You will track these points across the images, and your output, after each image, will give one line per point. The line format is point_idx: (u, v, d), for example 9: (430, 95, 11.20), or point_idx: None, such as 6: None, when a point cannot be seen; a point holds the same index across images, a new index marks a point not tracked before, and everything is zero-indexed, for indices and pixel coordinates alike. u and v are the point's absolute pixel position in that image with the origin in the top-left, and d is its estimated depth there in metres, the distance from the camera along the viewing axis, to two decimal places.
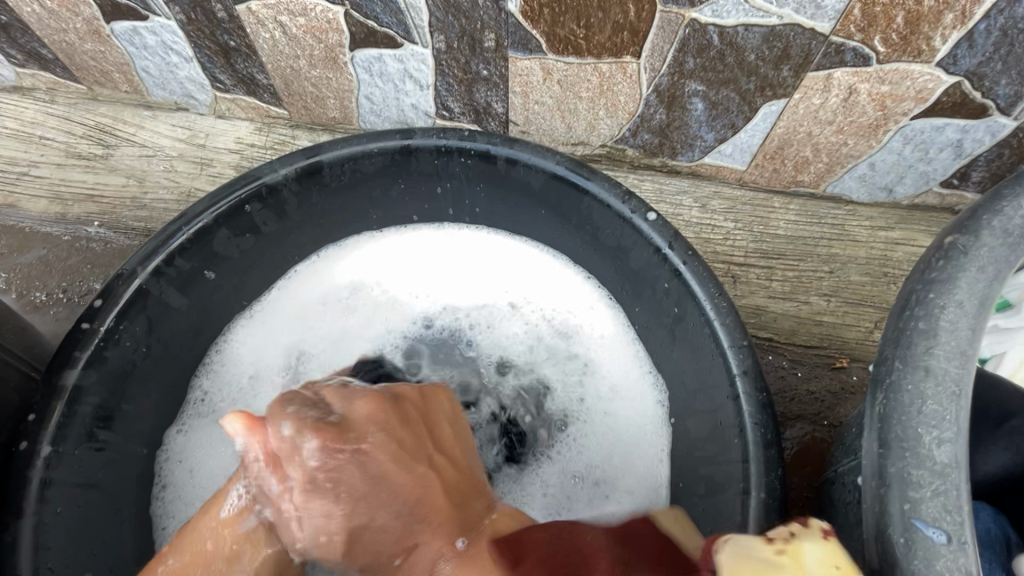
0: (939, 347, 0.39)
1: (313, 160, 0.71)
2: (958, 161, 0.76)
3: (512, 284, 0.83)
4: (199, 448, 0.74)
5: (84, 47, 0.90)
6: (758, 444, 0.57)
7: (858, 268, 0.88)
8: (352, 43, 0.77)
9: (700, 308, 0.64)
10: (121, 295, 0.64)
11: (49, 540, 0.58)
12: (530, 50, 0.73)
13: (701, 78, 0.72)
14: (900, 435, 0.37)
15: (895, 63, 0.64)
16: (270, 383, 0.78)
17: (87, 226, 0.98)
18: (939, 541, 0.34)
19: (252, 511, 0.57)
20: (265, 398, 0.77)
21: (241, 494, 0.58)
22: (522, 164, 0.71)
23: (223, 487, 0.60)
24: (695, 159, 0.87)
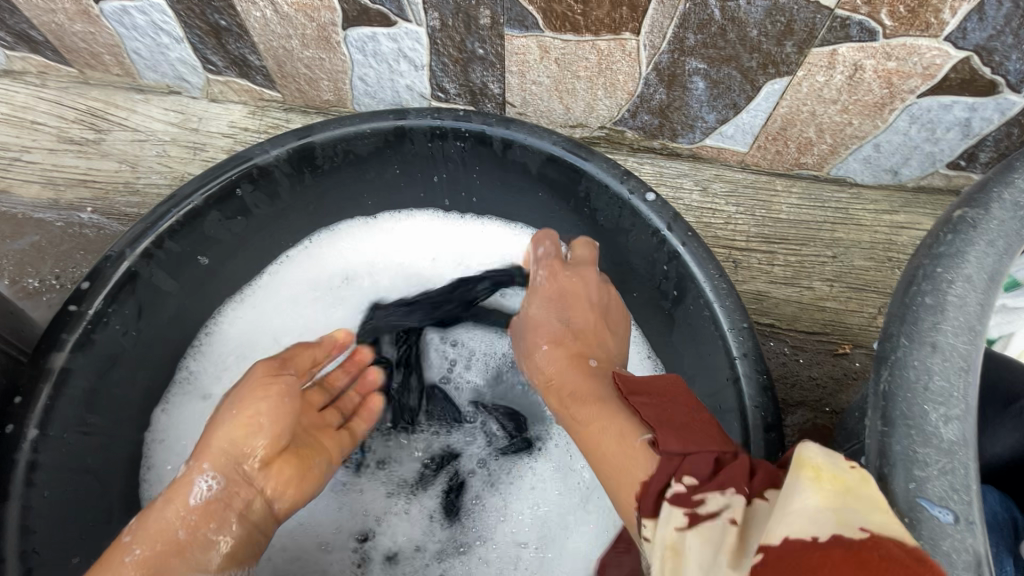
0: (947, 323, 0.37)
1: (304, 140, 0.69)
2: (966, 141, 0.74)
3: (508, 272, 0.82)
4: (186, 429, 0.73)
5: (74, 29, 0.88)
6: (759, 427, 0.56)
7: (862, 252, 0.86)
8: (345, 21, 0.76)
9: (699, 290, 0.62)
10: (110, 277, 0.63)
11: (37, 523, 0.57)
12: (526, 27, 0.71)
13: (703, 56, 0.70)
14: (905, 412, 0.36)
15: (902, 38, 0.62)
16: None
17: (79, 212, 0.97)
18: (947, 521, 0.33)
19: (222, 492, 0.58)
20: None
21: (210, 480, 0.58)
22: (518, 145, 0.69)
23: (182, 479, 0.58)
24: (696, 142, 0.85)
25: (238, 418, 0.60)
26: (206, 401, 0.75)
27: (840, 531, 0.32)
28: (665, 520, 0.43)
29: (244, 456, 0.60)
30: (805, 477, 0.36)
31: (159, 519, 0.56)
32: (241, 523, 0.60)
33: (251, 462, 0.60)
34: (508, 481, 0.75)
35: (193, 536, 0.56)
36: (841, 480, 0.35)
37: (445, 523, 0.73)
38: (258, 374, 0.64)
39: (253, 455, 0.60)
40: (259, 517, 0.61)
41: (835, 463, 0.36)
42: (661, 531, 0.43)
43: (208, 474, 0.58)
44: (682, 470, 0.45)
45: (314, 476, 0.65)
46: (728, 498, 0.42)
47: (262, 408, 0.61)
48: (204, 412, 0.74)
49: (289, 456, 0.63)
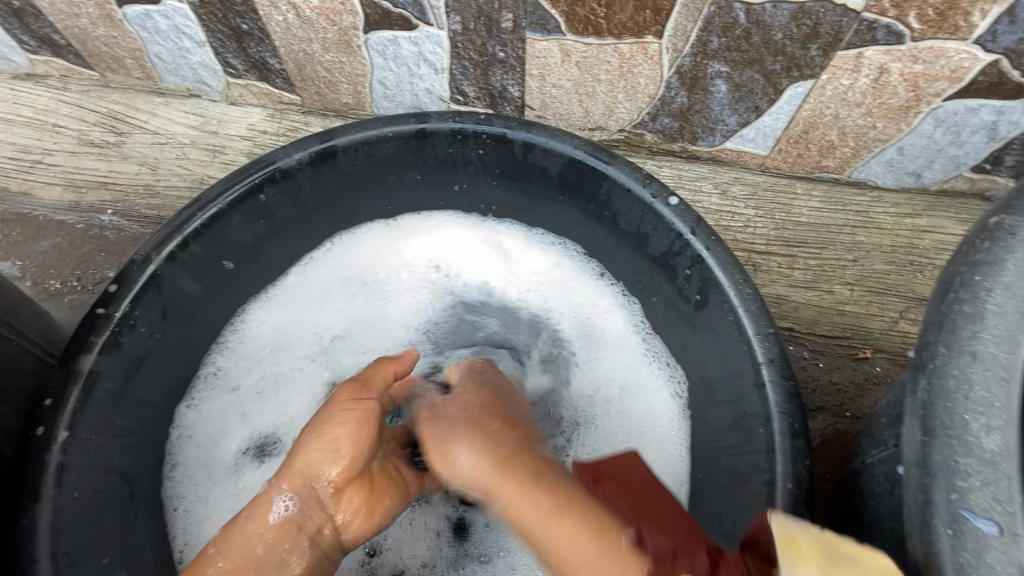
0: (986, 331, 0.36)
1: (327, 144, 0.70)
2: (992, 144, 0.74)
3: (529, 274, 0.82)
4: (212, 423, 0.74)
5: (97, 33, 0.89)
6: (785, 433, 0.56)
7: (883, 256, 0.85)
8: (367, 25, 0.76)
9: (722, 294, 0.62)
10: (137, 280, 0.64)
11: (67, 525, 0.57)
12: (548, 31, 0.71)
13: (726, 59, 0.70)
14: (945, 422, 0.36)
15: (930, 41, 0.62)
16: (292, 362, 0.78)
17: (100, 214, 0.98)
18: (990, 533, 0.32)
19: (300, 515, 0.61)
20: (287, 377, 0.78)
21: (288, 501, 0.61)
22: (539, 148, 0.69)
23: (264, 493, 0.62)
24: (716, 145, 0.85)
25: (317, 443, 0.63)
26: (235, 396, 0.75)
27: None
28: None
29: (317, 478, 0.62)
30: (790, 557, 0.40)
31: (242, 534, 0.59)
32: (313, 547, 0.61)
33: (326, 484, 0.62)
34: None
35: (269, 554, 0.59)
36: (817, 551, 0.40)
37: (451, 540, 0.73)
38: (341, 397, 0.66)
39: (327, 478, 0.62)
40: (330, 543, 0.63)
41: (807, 534, 0.41)
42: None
43: (286, 494, 0.61)
44: (676, 569, 0.44)
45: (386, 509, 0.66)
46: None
47: (339, 433, 0.63)
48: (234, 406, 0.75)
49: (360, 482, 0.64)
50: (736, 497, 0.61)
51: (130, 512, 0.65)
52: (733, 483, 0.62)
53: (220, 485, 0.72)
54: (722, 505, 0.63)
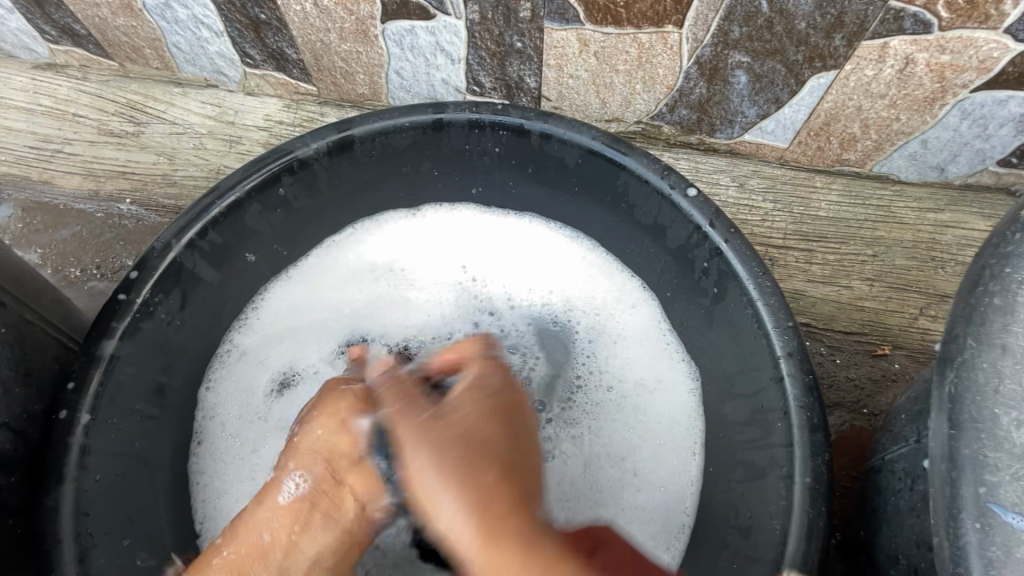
0: (1018, 324, 0.36)
1: (344, 134, 0.70)
2: (1019, 138, 0.72)
3: (552, 268, 0.82)
4: (235, 402, 0.75)
5: (117, 23, 0.90)
6: (804, 427, 0.55)
7: (904, 251, 0.84)
8: (384, 15, 0.76)
9: (741, 287, 0.62)
10: (157, 267, 0.64)
11: (90, 506, 0.58)
12: (566, 20, 0.71)
13: (747, 49, 0.69)
14: (974, 416, 0.35)
15: (959, 30, 0.61)
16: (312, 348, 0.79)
17: (119, 203, 0.99)
18: (1020, 528, 0.32)
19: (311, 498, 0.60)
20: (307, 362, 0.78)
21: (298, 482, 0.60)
22: (557, 139, 0.69)
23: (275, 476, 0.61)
24: (734, 137, 0.84)
25: (324, 416, 0.62)
26: (256, 375, 0.77)
27: None
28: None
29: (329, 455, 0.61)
30: None
31: (252, 520, 0.59)
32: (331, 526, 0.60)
33: (337, 456, 0.61)
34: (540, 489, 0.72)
35: (276, 539, 0.59)
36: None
37: None
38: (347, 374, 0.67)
39: (340, 452, 0.61)
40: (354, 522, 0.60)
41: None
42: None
43: (296, 475, 0.60)
44: None
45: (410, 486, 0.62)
46: None
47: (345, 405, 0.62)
48: (256, 388, 0.76)
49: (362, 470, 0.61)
50: (752, 491, 0.61)
51: (150, 496, 0.66)
52: (750, 477, 0.62)
53: (236, 465, 0.73)
54: (738, 498, 0.63)
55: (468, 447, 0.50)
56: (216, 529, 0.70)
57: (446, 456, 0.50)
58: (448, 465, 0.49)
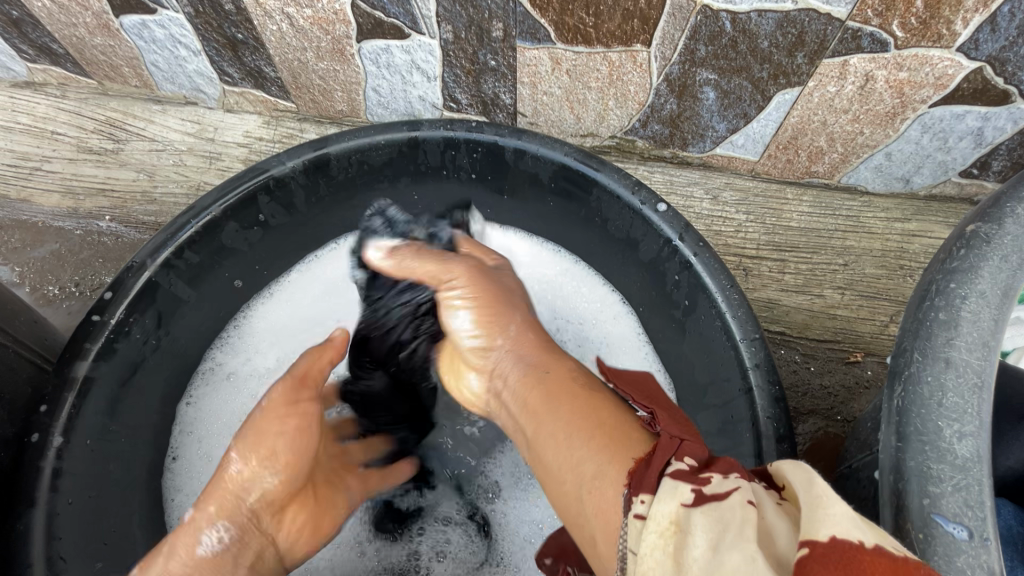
0: (960, 338, 0.38)
1: (320, 152, 0.70)
2: (978, 150, 0.74)
3: (539, 280, 0.82)
4: (213, 418, 0.76)
5: (95, 42, 0.90)
6: (770, 438, 0.56)
7: (873, 260, 0.86)
8: (360, 34, 0.77)
9: (711, 300, 0.63)
10: (131, 287, 0.64)
11: (61, 530, 0.58)
12: (538, 39, 0.72)
13: (714, 67, 0.71)
14: (919, 428, 0.36)
15: (914, 48, 0.63)
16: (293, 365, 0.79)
17: (98, 221, 0.99)
18: (961, 537, 0.33)
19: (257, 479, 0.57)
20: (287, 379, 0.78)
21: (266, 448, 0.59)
22: (530, 156, 0.70)
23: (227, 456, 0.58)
24: (706, 150, 0.86)
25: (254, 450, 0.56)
26: (237, 391, 0.77)
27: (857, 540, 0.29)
28: (667, 495, 0.36)
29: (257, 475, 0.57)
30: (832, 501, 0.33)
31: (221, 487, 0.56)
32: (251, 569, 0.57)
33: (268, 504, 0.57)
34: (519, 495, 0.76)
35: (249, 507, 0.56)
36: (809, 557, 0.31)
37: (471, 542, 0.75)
38: (276, 401, 0.59)
39: (269, 498, 0.57)
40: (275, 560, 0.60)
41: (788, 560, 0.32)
42: (659, 508, 0.35)
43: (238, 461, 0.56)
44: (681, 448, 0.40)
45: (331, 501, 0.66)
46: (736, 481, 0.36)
47: (281, 445, 0.57)
48: (233, 403, 0.76)
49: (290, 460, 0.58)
50: None
51: (125, 517, 0.66)
52: None
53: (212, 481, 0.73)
54: None
55: (530, 353, 0.58)
56: None
57: (507, 356, 0.59)
58: (513, 362, 0.58)
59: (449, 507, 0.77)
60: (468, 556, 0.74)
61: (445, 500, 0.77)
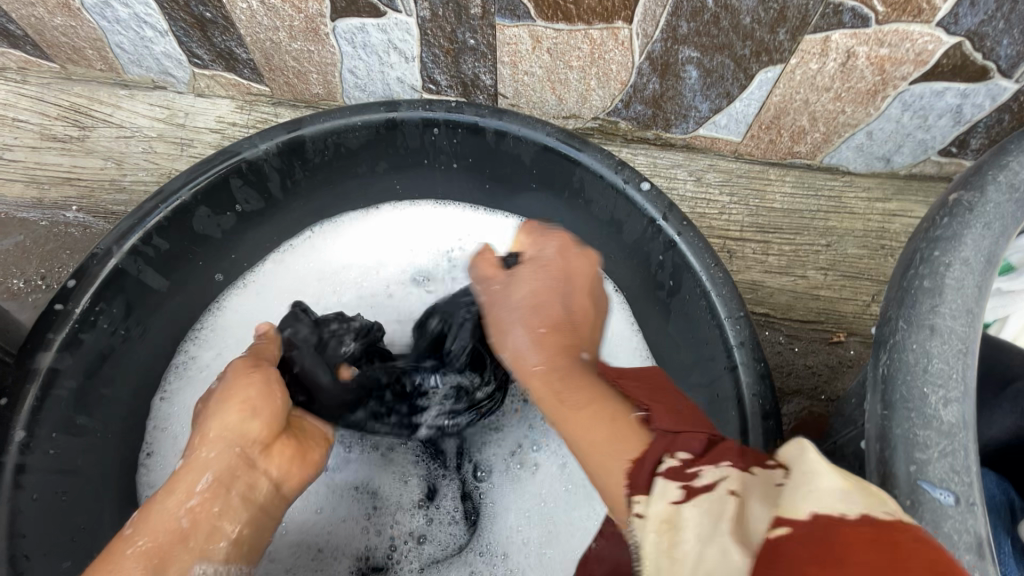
0: (945, 305, 0.38)
1: (295, 134, 0.68)
2: (957, 129, 0.75)
3: None
4: (186, 414, 0.72)
5: (55, 22, 0.86)
6: (757, 415, 0.55)
7: (856, 240, 0.86)
8: (334, 13, 0.75)
9: (695, 280, 0.62)
10: (96, 275, 0.62)
11: (26, 526, 0.56)
12: (517, 16, 0.70)
13: (696, 44, 0.70)
14: (905, 396, 0.36)
15: (894, 24, 0.62)
16: None
17: (65, 211, 0.95)
18: (947, 503, 0.33)
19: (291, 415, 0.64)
20: None
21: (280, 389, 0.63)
22: (512, 136, 0.69)
23: (189, 457, 0.54)
24: (689, 132, 0.85)
25: (226, 405, 0.55)
26: (211, 384, 0.74)
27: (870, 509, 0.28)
28: (659, 494, 0.37)
29: (244, 441, 0.55)
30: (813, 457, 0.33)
31: (164, 510, 0.51)
32: (249, 508, 0.55)
33: (251, 443, 0.55)
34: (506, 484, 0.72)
35: (199, 522, 0.52)
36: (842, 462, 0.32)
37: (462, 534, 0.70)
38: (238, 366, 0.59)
39: (254, 437, 0.55)
40: (268, 502, 0.56)
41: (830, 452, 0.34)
42: (654, 507, 0.37)
43: (206, 460, 0.53)
44: (675, 438, 0.42)
45: (316, 458, 0.60)
46: (722, 470, 0.37)
47: (253, 391, 0.57)
48: None
49: (278, 443, 0.57)
50: None
51: (95, 513, 0.64)
52: None
53: None
54: None
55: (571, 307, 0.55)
56: None
57: (544, 290, 0.55)
58: (548, 294, 0.55)
59: (410, 490, 0.72)
60: (445, 543, 0.70)
61: (403, 486, 0.72)
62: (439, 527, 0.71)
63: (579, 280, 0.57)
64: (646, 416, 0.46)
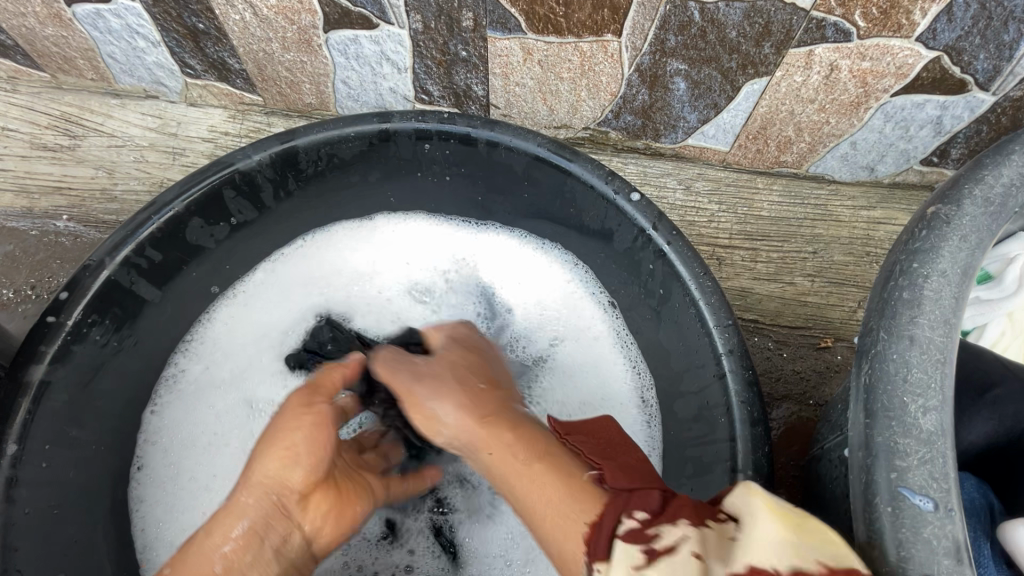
0: (924, 316, 0.39)
1: (287, 145, 0.68)
2: (938, 139, 0.77)
3: (513, 280, 0.82)
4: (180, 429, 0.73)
5: (46, 32, 0.86)
6: (745, 421, 0.57)
7: (842, 248, 0.88)
8: (327, 25, 0.75)
9: (684, 289, 0.63)
10: (88, 288, 0.62)
11: (17, 540, 0.56)
12: (509, 30, 0.71)
13: (684, 57, 0.71)
14: (886, 404, 0.37)
15: (876, 38, 0.64)
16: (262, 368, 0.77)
17: (56, 220, 0.95)
18: (927, 509, 0.34)
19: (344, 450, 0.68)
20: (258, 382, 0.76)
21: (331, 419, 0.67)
22: (503, 147, 0.69)
23: (233, 498, 0.57)
24: (678, 141, 0.86)
25: (271, 449, 0.57)
26: (204, 396, 0.75)
27: (798, 565, 0.35)
28: (619, 560, 0.40)
29: (285, 487, 0.57)
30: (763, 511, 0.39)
31: (201, 551, 0.54)
32: (282, 555, 0.57)
33: (291, 492, 0.57)
34: (492, 509, 0.73)
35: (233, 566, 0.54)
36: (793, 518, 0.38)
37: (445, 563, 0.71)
38: (290, 405, 0.61)
39: (293, 486, 0.57)
40: (299, 553, 0.59)
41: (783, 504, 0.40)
42: (616, 571, 0.40)
43: (251, 504, 0.56)
44: (631, 498, 0.45)
45: (353, 511, 0.62)
46: (682, 531, 0.41)
47: (299, 437, 0.58)
48: (199, 409, 0.74)
49: (325, 488, 0.60)
50: (700, 486, 0.62)
51: (87, 527, 0.63)
52: (699, 472, 0.63)
53: (180, 492, 0.71)
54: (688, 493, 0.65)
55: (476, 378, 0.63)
56: (160, 556, 0.68)
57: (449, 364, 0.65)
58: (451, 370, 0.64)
59: (372, 527, 0.72)
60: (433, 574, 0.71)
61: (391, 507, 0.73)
62: (423, 560, 0.72)
63: (476, 358, 0.66)
64: (602, 474, 0.49)
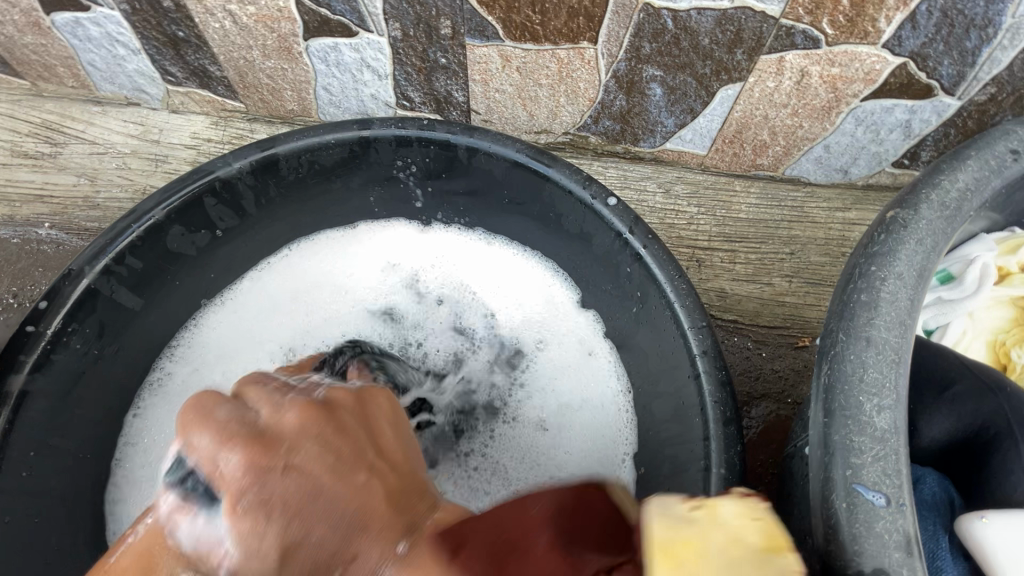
0: (880, 318, 0.40)
1: (267, 152, 0.69)
2: (907, 142, 0.78)
3: (496, 283, 0.82)
4: (163, 431, 0.72)
5: (25, 40, 0.86)
6: (718, 421, 0.58)
7: (818, 249, 0.89)
8: (306, 32, 0.76)
9: (660, 291, 0.64)
10: (68, 296, 0.62)
11: None
12: (487, 37, 0.72)
13: (659, 63, 0.73)
14: (843, 404, 0.38)
15: (843, 45, 0.65)
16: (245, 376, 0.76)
17: (37, 228, 0.94)
18: (879, 504, 0.35)
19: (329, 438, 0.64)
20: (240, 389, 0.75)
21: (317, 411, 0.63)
22: (483, 153, 0.70)
23: None
24: (656, 146, 0.88)
25: None
26: (186, 399, 0.73)
27: None
28: None
29: None
30: None
31: None
32: None
33: None
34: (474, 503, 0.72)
35: None
36: None
37: None
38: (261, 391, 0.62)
39: None
40: None
41: None
42: None
43: None
44: None
45: None
46: None
47: None
48: (180, 411, 0.73)
49: None
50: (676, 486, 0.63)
51: (68, 534, 0.64)
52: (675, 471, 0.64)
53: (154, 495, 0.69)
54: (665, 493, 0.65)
55: None
56: None
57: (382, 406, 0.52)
58: None
59: None
60: None
61: None
62: None
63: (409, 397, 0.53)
64: None
